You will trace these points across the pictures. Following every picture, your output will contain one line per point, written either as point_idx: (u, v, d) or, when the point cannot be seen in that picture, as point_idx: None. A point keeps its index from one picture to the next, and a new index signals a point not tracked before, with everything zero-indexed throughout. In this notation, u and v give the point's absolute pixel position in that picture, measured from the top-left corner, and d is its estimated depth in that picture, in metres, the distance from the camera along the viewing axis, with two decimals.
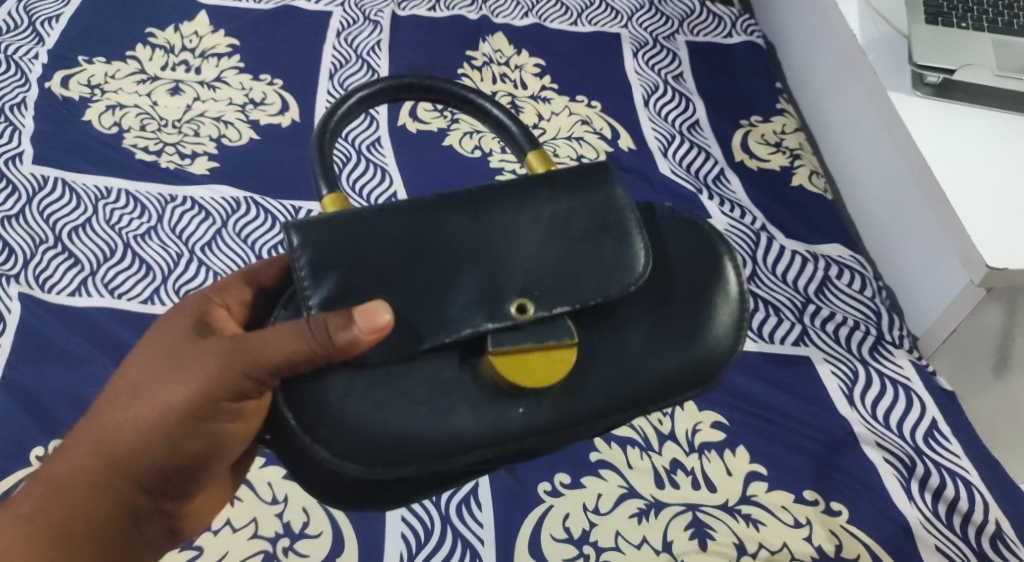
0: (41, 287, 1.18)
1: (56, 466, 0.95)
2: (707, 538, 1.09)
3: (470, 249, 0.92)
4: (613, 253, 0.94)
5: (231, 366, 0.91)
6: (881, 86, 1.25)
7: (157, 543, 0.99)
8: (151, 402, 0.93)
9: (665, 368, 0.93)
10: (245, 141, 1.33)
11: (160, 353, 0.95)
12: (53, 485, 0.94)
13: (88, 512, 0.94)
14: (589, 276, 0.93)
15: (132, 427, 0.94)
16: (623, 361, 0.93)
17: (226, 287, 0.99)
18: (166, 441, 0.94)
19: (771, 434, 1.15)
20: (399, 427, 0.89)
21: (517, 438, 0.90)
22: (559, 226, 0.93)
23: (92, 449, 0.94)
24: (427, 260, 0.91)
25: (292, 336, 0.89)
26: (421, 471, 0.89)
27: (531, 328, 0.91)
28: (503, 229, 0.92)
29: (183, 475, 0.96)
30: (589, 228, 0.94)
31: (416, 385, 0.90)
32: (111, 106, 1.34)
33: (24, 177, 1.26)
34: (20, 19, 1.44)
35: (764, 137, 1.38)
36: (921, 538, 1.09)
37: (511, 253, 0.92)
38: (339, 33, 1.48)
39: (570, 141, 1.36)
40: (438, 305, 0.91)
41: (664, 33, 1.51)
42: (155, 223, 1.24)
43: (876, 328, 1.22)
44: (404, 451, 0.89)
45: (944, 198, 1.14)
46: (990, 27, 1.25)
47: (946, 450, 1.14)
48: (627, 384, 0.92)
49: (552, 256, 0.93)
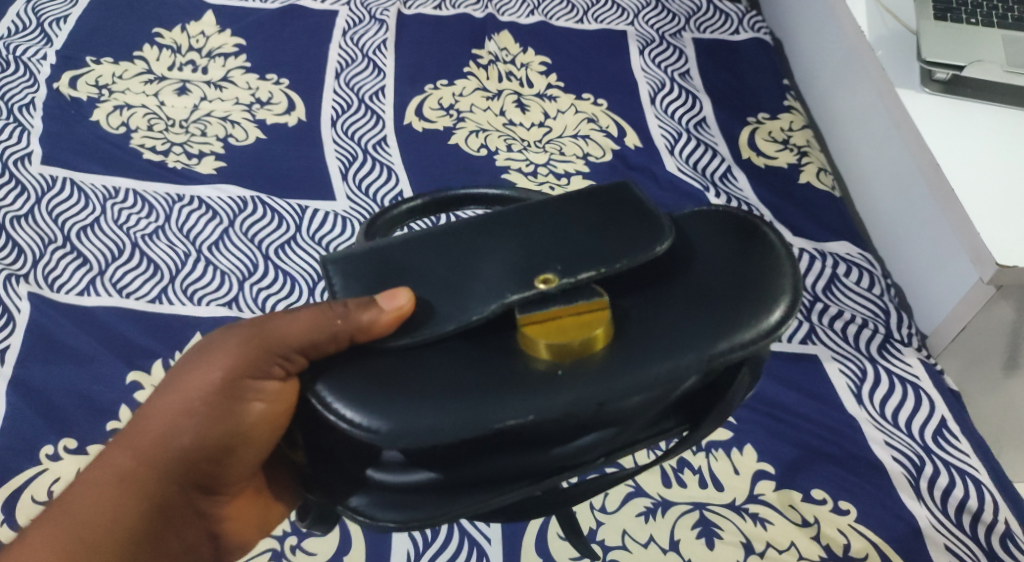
0: (50, 287, 1.19)
1: (88, 473, 0.95)
2: (714, 537, 1.08)
3: (495, 239, 0.94)
4: (636, 229, 0.94)
5: (260, 356, 0.93)
6: (889, 83, 1.24)
7: (195, 547, 1.00)
8: (182, 398, 0.95)
9: (714, 335, 0.91)
10: (251, 141, 1.33)
11: (187, 358, 0.97)
12: (88, 491, 0.94)
13: (125, 515, 0.94)
14: (608, 253, 0.92)
15: (165, 425, 0.95)
16: (665, 330, 0.91)
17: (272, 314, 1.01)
18: (200, 434, 0.96)
19: (778, 432, 1.14)
20: (435, 395, 0.89)
21: (558, 401, 0.88)
22: (578, 217, 0.95)
23: (127, 451, 0.95)
24: (453, 260, 0.93)
25: (314, 317, 0.91)
26: (459, 429, 0.88)
27: (561, 296, 0.91)
28: (522, 223, 0.94)
29: (216, 470, 0.98)
30: (608, 214, 0.95)
31: (445, 358, 0.91)
32: (119, 106, 1.35)
33: (32, 177, 1.27)
34: (28, 20, 1.44)
35: (772, 134, 1.37)
36: (930, 538, 1.08)
37: (533, 241, 0.93)
38: (344, 32, 1.48)
39: (576, 139, 1.36)
40: (464, 293, 0.91)
41: (671, 31, 1.50)
42: (163, 222, 1.25)
43: (884, 326, 1.21)
44: (440, 410, 0.88)
45: (954, 195, 1.14)
46: (999, 22, 1.24)
47: (955, 448, 1.13)
48: (672, 350, 0.90)
49: (575, 240, 0.93)
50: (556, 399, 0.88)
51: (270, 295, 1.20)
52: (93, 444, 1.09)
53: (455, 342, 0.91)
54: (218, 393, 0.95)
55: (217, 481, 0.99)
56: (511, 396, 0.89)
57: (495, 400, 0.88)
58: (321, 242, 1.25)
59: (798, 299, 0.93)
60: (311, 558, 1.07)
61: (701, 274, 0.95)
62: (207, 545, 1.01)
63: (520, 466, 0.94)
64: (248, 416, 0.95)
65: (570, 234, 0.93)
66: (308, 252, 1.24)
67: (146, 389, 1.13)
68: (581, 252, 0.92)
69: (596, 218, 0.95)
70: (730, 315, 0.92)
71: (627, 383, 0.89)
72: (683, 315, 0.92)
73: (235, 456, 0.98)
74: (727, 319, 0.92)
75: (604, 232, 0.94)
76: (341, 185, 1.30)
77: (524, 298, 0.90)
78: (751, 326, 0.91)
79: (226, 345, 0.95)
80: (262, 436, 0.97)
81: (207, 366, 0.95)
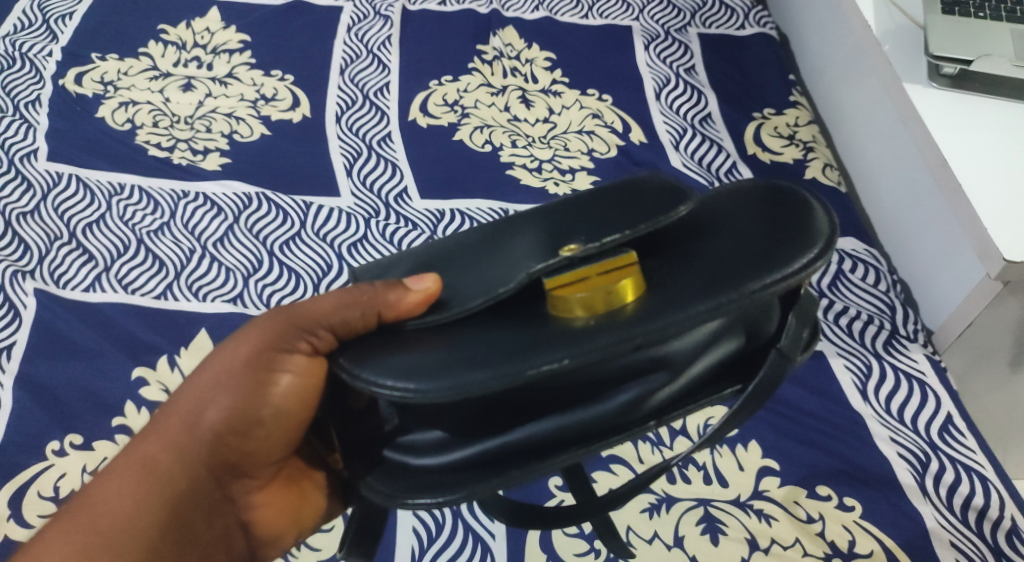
0: (56, 282, 1.19)
1: (116, 461, 0.95)
2: (718, 533, 1.08)
3: (520, 229, 0.95)
4: (660, 198, 0.93)
5: (285, 331, 0.95)
6: (895, 79, 1.24)
7: (230, 538, 0.99)
8: (213, 379, 0.96)
9: (752, 276, 0.89)
10: (256, 137, 1.33)
11: (218, 347, 0.98)
12: (113, 481, 0.94)
13: (152, 502, 0.94)
14: (633, 219, 0.91)
15: (195, 408, 0.96)
16: (696, 280, 0.90)
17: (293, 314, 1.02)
18: (229, 413, 0.96)
19: (782, 429, 1.14)
20: (469, 354, 0.89)
21: (595, 347, 0.87)
22: (600, 199, 0.94)
23: (155, 438, 0.96)
24: (476, 255, 0.96)
25: (343, 295, 0.93)
26: (491, 378, 0.87)
27: (586, 260, 0.89)
28: (547, 209, 0.95)
29: (247, 454, 0.98)
30: (632, 190, 0.94)
31: (472, 332, 0.91)
32: (125, 102, 1.35)
33: (38, 174, 1.27)
34: (34, 17, 1.45)
35: (777, 129, 1.37)
36: (935, 534, 1.07)
37: (558, 220, 0.93)
38: (350, 28, 1.48)
39: (581, 135, 1.36)
40: (485, 277, 0.92)
41: (676, 26, 1.50)
42: (168, 219, 1.25)
43: (890, 322, 1.20)
44: (470, 362, 0.88)
45: (961, 190, 1.13)
46: (1007, 16, 1.23)
47: (961, 444, 1.12)
48: (708, 292, 0.89)
49: (601, 212, 0.93)
50: (595, 350, 0.87)
51: (275, 292, 1.20)
52: (98, 440, 1.09)
53: (469, 327, 0.91)
54: (249, 372, 0.96)
55: (249, 467, 0.98)
56: (546, 347, 0.87)
57: (528, 351, 0.87)
58: (326, 237, 1.25)
59: (834, 241, 0.91)
60: (316, 553, 1.07)
61: (733, 234, 0.94)
62: (240, 537, 1.00)
63: (562, 432, 0.91)
64: (280, 392, 0.96)
65: (595, 211, 0.93)
66: (313, 248, 1.24)
67: (151, 384, 1.13)
68: (607, 224, 0.91)
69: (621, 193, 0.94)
70: (767, 259, 0.90)
71: (665, 327, 0.87)
72: (717, 267, 0.91)
73: (267, 436, 0.97)
74: (763, 260, 0.90)
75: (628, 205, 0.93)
76: (346, 182, 1.30)
77: (549, 265, 0.89)
78: (790, 267, 0.89)
79: (254, 328, 0.97)
80: (294, 415, 0.97)
81: (237, 347, 0.97)
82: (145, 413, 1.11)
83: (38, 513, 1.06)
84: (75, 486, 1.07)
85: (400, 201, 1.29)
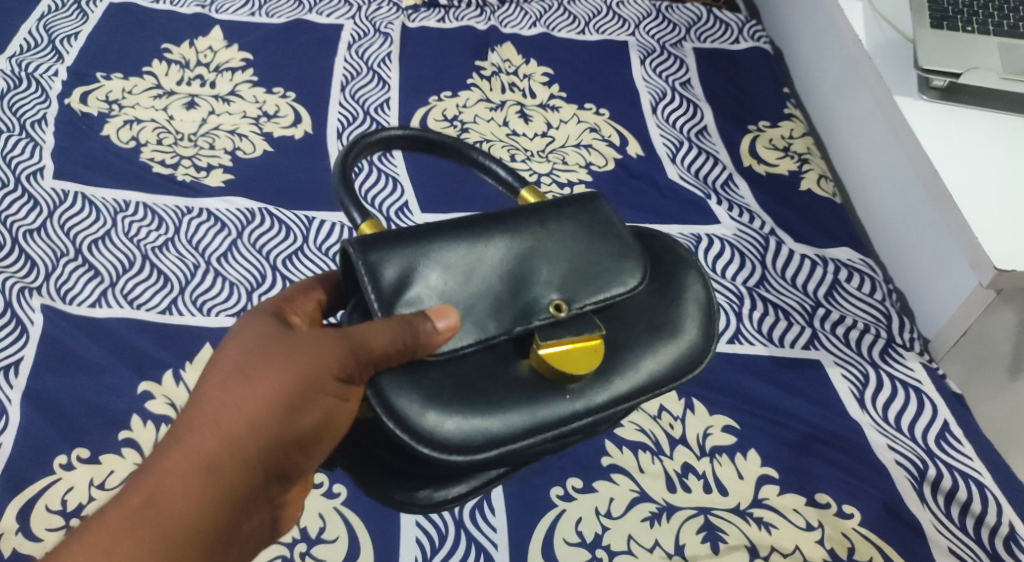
0: (62, 299, 1.20)
1: (167, 455, 0.93)
2: (718, 541, 1.08)
3: (502, 267, 0.97)
4: (610, 265, 0.99)
5: (335, 356, 0.94)
6: (887, 91, 1.25)
7: (261, 534, 0.97)
8: (268, 387, 0.94)
9: (678, 354, 0.99)
10: (258, 154, 1.35)
11: (266, 350, 0.95)
12: (165, 478, 0.92)
13: (203, 504, 0.92)
14: (599, 283, 0.98)
15: (249, 407, 0.94)
16: (639, 350, 0.98)
17: (293, 300, 1.00)
18: (285, 419, 0.94)
19: (781, 437, 1.14)
20: (463, 406, 0.94)
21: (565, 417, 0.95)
22: (564, 245, 0.99)
23: (208, 437, 0.93)
24: (463, 275, 0.96)
25: (380, 325, 0.92)
26: (481, 441, 0.93)
27: (568, 324, 0.96)
28: (518, 247, 0.98)
29: (296, 458, 0.96)
30: (591, 242, 1.00)
31: (461, 381, 0.95)
32: (130, 121, 1.37)
33: (44, 192, 1.28)
34: (40, 37, 1.47)
35: (773, 142, 1.40)
36: (933, 540, 1.08)
37: (529, 265, 0.98)
38: (350, 46, 1.50)
39: (578, 149, 1.38)
40: (497, 311, 0.96)
41: (672, 41, 1.53)
42: (172, 235, 1.26)
43: (886, 330, 1.22)
44: (466, 418, 0.93)
45: (952, 200, 1.14)
46: (995, 30, 1.24)
47: (958, 451, 1.13)
48: (648, 368, 0.98)
49: (569, 262, 0.99)
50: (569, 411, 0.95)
51: None
52: (105, 454, 1.11)
53: (459, 368, 0.95)
54: (303, 378, 0.94)
55: (293, 469, 0.96)
56: (522, 412, 0.94)
57: (501, 410, 0.94)
58: (327, 252, 1.27)
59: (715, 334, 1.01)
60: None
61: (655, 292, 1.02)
62: (268, 532, 0.98)
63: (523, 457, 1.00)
64: (337, 402, 0.96)
65: (561, 273, 0.98)
66: (314, 262, 1.26)
67: (157, 399, 1.14)
68: (580, 289, 0.98)
69: (577, 237, 1.00)
70: (690, 335, 1.00)
71: (617, 398, 0.96)
72: (642, 329, 0.99)
73: (318, 441, 0.96)
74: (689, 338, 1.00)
75: (580, 267, 0.99)
76: None
77: (543, 323, 0.96)
78: (705, 345, 1.00)
79: (307, 343, 0.95)
80: (343, 419, 0.97)
81: (286, 349, 0.95)
82: (151, 427, 1.13)
83: (46, 527, 1.07)
84: (82, 500, 1.08)
85: (401, 215, 1.30)
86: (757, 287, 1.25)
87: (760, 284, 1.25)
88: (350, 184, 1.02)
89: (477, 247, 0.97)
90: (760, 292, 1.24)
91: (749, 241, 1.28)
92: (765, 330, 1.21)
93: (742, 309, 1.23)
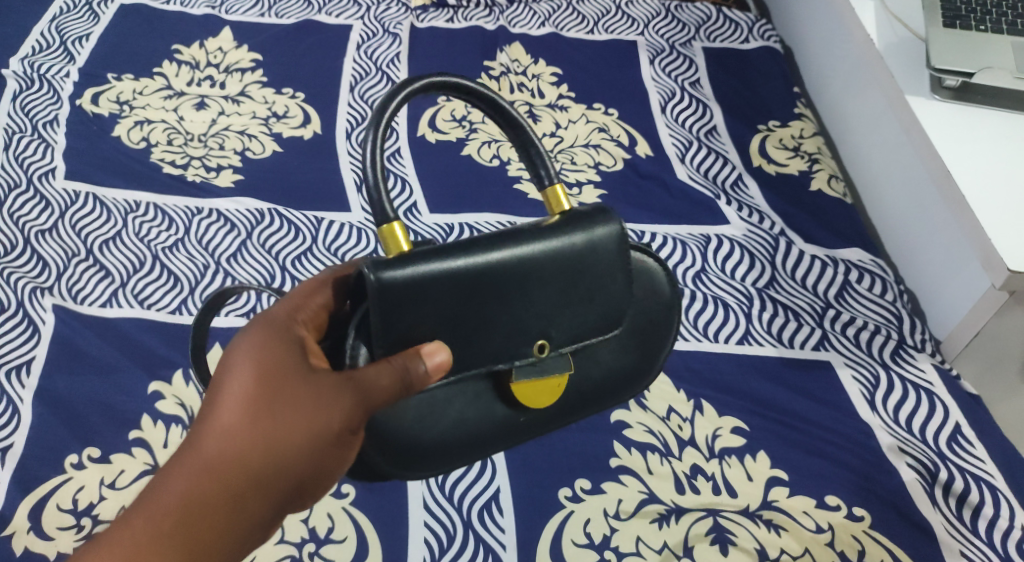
0: (74, 299, 1.21)
1: (182, 467, 0.90)
2: (728, 543, 1.07)
3: (500, 294, 0.93)
4: (601, 299, 0.97)
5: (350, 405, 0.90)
6: (897, 90, 1.24)
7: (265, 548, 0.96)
8: (285, 423, 0.91)
9: (631, 386, 1.03)
10: (268, 154, 1.36)
11: (286, 381, 0.91)
12: (176, 494, 0.89)
13: (213, 525, 0.90)
14: (587, 318, 0.96)
15: (264, 431, 0.90)
16: (600, 378, 1.00)
17: (302, 304, 0.94)
18: (298, 448, 0.91)
19: (792, 440, 1.14)
20: (431, 431, 0.95)
21: (515, 442, 0.99)
22: (565, 275, 0.95)
23: (219, 458, 0.90)
24: (462, 299, 0.93)
25: (380, 366, 0.90)
26: (439, 463, 0.96)
27: (544, 361, 0.95)
28: (521, 274, 0.94)
29: (308, 486, 0.92)
30: (592, 272, 0.96)
31: (434, 406, 0.95)
32: (140, 121, 1.38)
33: (56, 193, 1.29)
34: (52, 39, 1.48)
35: (783, 141, 1.39)
36: (945, 543, 1.07)
37: (528, 294, 0.94)
38: (359, 46, 1.51)
39: (587, 149, 1.37)
40: (490, 340, 0.94)
41: (681, 40, 1.52)
42: (182, 235, 1.27)
43: (897, 332, 1.21)
44: (431, 443, 0.95)
45: (964, 200, 1.13)
46: (1008, 29, 1.24)
47: (969, 454, 1.12)
48: (602, 398, 1.01)
49: (567, 292, 0.95)
50: (521, 437, 0.99)
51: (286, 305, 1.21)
52: (116, 453, 1.11)
53: (437, 390, 0.95)
54: (317, 409, 0.90)
55: (305, 492, 0.93)
56: (483, 439, 0.96)
57: (464, 437, 0.96)
58: (337, 252, 1.27)
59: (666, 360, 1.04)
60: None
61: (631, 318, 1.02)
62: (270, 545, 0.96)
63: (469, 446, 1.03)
64: (347, 436, 0.92)
65: (558, 302, 0.95)
66: (324, 263, 1.26)
67: (167, 398, 1.15)
68: (569, 320, 0.96)
69: (578, 266, 0.96)
70: (648, 367, 1.03)
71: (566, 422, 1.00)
72: (604, 356, 1.01)
73: (330, 472, 0.92)
74: (647, 369, 1.03)
75: (575, 297, 0.96)
76: (358, 197, 1.33)
77: (524, 362, 0.95)
78: (649, 376, 1.05)
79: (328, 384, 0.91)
80: (354, 448, 0.93)
81: (305, 382, 0.91)
82: (161, 427, 1.13)
83: (57, 526, 1.07)
84: (93, 499, 1.08)
85: (410, 215, 1.29)
86: (767, 288, 1.24)
87: (769, 284, 1.25)
88: (377, 161, 0.92)
89: (486, 272, 0.93)
90: (770, 293, 1.23)
91: (759, 241, 1.28)
92: (775, 331, 1.21)
93: (751, 311, 1.22)
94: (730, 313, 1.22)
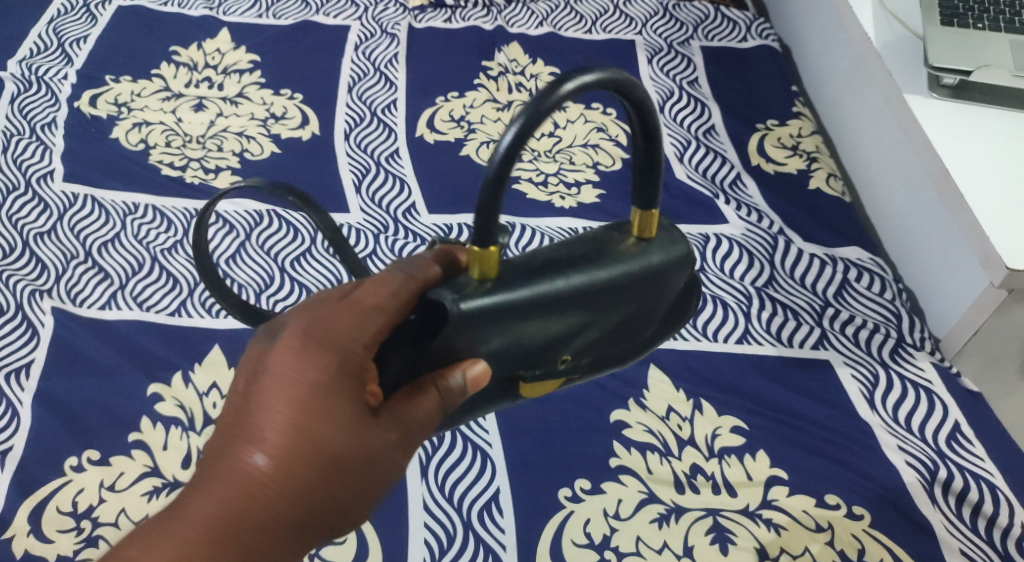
0: (73, 301, 1.21)
1: (216, 478, 0.86)
2: (728, 543, 1.07)
3: (555, 320, 0.89)
4: (632, 330, 0.94)
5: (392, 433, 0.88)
6: (896, 89, 1.24)
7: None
8: (328, 448, 0.87)
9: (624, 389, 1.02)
10: (266, 155, 1.35)
11: (334, 403, 0.87)
12: (201, 502, 0.85)
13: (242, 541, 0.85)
14: (614, 344, 0.94)
15: (305, 451, 0.87)
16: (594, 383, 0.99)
17: (364, 321, 0.88)
18: (328, 473, 0.87)
19: (792, 438, 1.14)
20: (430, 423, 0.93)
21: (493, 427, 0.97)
22: (616, 306, 0.91)
23: (256, 474, 0.86)
24: (518, 321, 0.88)
25: (426, 392, 0.88)
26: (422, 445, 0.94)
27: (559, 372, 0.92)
28: (578, 303, 0.89)
29: (334, 517, 0.88)
30: (637, 305, 0.93)
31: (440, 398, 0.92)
32: (138, 123, 1.38)
33: (55, 195, 1.29)
34: (49, 41, 1.48)
35: (781, 140, 1.39)
36: (944, 541, 1.07)
37: (578, 321, 0.90)
38: (357, 46, 1.51)
39: (586, 149, 1.38)
40: (522, 355, 0.90)
41: (679, 39, 1.53)
42: (182, 237, 1.27)
43: (896, 330, 1.21)
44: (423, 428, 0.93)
45: (964, 200, 1.13)
46: (1006, 27, 1.23)
47: (969, 452, 1.12)
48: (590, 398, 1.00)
49: (611, 319, 0.92)
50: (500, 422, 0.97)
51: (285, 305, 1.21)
52: (115, 455, 1.11)
53: None
54: (356, 433, 0.88)
55: (336, 517, 0.88)
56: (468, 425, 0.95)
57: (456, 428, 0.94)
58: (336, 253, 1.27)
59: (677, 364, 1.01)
60: None
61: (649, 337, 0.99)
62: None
63: None
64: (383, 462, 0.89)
65: (607, 326, 0.92)
66: (323, 263, 1.26)
67: (166, 400, 1.14)
68: (599, 345, 0.93)
69: (632, 297, 0.92)
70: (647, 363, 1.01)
71: None
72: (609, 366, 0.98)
73: (359, 503, 0.89)
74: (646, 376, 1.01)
75: (615, 326, 0.93)
76: (355, 198, 1.31)
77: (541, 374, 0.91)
78: None
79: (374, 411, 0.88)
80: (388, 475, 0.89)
81: (351, 406, 0.88)
82: (160, 429, 1.13)
83: (57, 528, 1.07)
84: (93, 501, 1.08)
85: (408, 216, 1.30)
86: (766, 287, 1.24)
87: (768, 283, 1.25)
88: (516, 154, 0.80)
89: (548, 298, 0.88)
90: (768, 292, 1.24)
91: (758, 240, 1.28)
92: (773, 330, 1.21)
93: (750, 310, 1.23)
94: (729, 313, 1.22)
